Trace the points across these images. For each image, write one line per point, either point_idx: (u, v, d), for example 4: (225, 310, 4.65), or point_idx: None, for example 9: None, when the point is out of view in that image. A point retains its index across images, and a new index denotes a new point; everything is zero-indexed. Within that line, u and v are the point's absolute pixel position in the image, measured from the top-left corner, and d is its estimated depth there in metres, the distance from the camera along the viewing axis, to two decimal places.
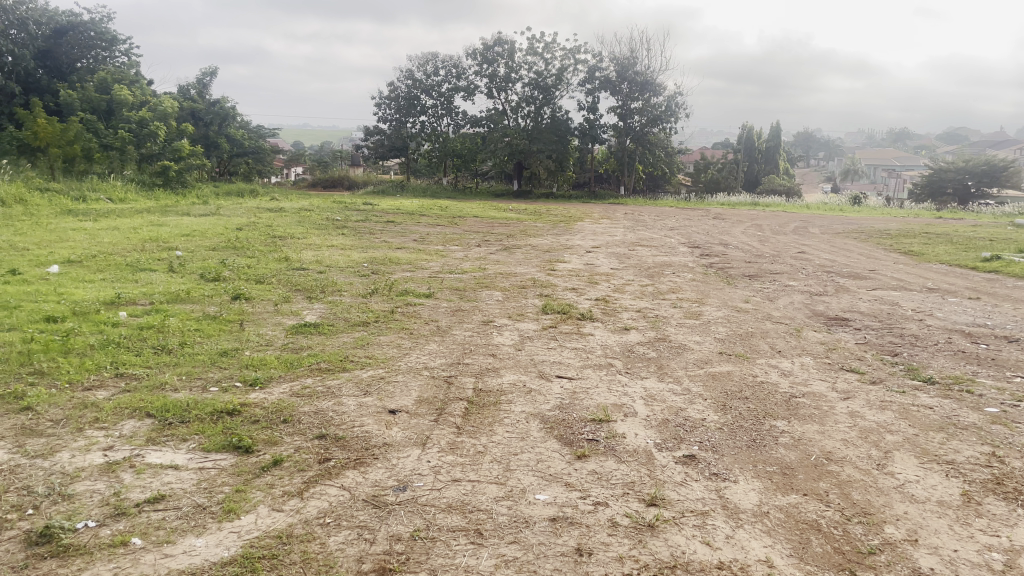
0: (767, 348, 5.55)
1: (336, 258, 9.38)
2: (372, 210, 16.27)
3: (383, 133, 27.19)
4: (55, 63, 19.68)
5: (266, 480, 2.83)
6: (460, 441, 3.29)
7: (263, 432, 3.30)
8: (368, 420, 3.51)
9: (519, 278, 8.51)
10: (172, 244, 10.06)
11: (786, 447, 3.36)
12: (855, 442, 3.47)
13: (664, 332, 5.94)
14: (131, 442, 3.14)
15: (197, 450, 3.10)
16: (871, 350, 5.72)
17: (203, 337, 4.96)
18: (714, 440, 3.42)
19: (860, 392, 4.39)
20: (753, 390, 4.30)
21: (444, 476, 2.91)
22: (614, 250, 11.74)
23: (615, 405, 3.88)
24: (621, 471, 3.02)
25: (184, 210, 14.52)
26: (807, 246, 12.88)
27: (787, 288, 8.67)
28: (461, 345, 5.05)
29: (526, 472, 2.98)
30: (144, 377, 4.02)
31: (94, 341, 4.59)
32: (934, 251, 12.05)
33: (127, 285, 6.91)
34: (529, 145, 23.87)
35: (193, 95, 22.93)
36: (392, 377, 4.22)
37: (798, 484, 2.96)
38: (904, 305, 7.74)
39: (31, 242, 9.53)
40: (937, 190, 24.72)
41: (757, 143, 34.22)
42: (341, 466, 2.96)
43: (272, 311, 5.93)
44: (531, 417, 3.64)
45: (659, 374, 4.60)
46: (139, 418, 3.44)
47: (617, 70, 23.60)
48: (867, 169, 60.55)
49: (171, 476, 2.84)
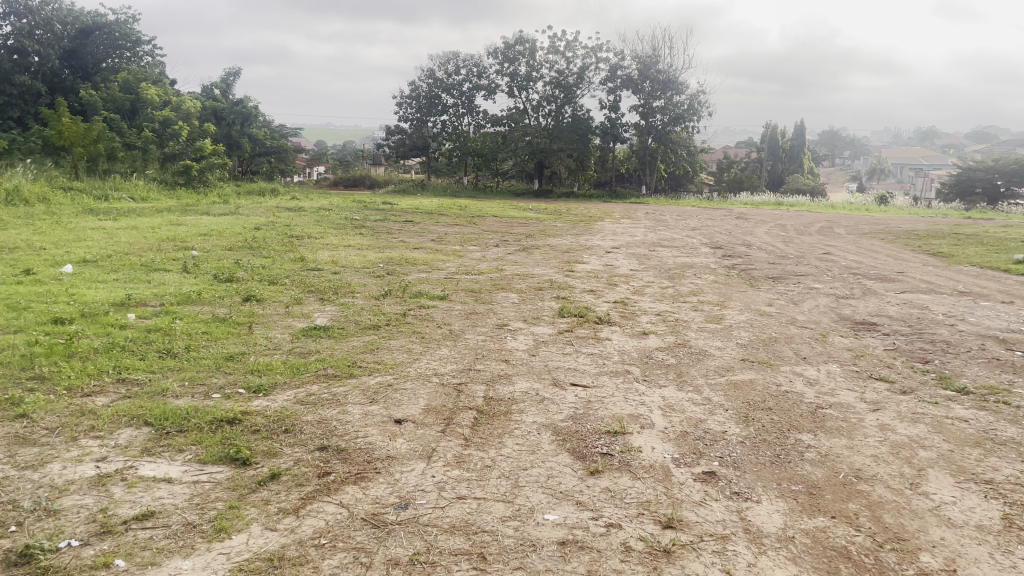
0: (791, 355, 5.34)
1: (352, 258, 9.30)
2: (392, 210, 16.18)
3: (404, 133, 27.06)
4: (80, 63, 19.80)
5: (261, 496, 2.69)
6: (467, 454, 3.14)
7: (262, 443, 3.17)
8: (372, 430, 3.36)
9: (537, 280, 8.34)
10: (189, 244, 10.00)
11: (814, 463, 3.17)
12: (886, 459, 3.27)
13: (684, 336, 5.75)
14: (125, 453, 3.02)
15: (193, 462, 2.97)
16: (901, 358, 5.49)
17: (210, 340, 4.84)
18: (736, 455, 3.23)
19: (891, 403, 4.18)
20: (777, 400, 4.12)
21: (449, 493, 2.76)
22: (635, 250, 11.55)
23: (631, 416, 3.71)
24: (637, 489, 2.85)
25: (205, 209, 14.55)
26: (833, 247, 12.59)
27: (811, 291, 8.44)
28: (474, 350, 4.90)
29: (535, 489, 2.82)
30: (145, 383, 3.91)
31: (98, 345, 4.49)
32: (965, 252, 11.72)
33: (139, 286, 6.84)
34: (550, 144, 23.67)
35: (216, 94, 23.09)
36: (400, 384, 4.07)
37: (826, 505, 2.77)
38: (935, 309, 7.49)
39: (49, 241, 9.53)
40: (965, 190, 24.24)
41: (781, 142, 33.79)
42: (341, 480, 2.82)
43: (283, 313, 5.81)
44: (542, 428, 3.48)
45: (678, 382, 4.42)
46: (136, 426, 3.32)
47: (639, 69, 23.31)
48: (893, 168, 59.72)
49: (164, 490, 2.71)
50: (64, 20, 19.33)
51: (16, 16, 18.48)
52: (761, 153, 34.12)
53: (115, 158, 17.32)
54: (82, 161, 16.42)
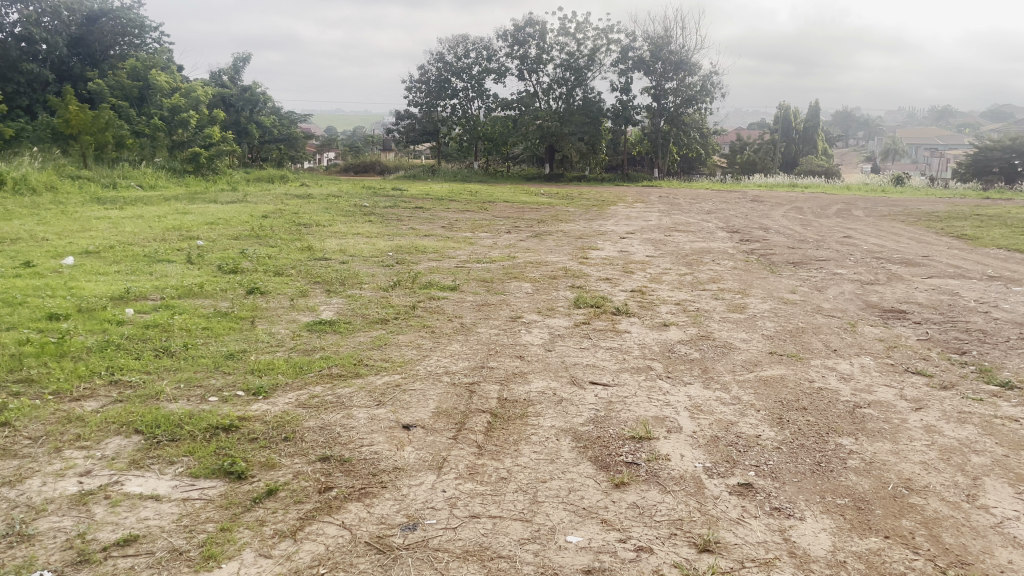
0: (821, 347, 5.06)
1: (360, 246, 9.09)
2: (401, 196, 15.90)
3: (414, 117, 26.71)
4: (88, 51, 19.56)
5: (255, 515, 2.46)
6: (481, 465, 2.90)
7: (260, 453, 2.93)
8: (379, 437, 3.12)
9: (551, 267, 8.08)
10: (194, 233, 9.80)
11: (858, 473, 2.91)
12: (937, 465, 3.00)
13: (707, 328, 5.47)
14: (111, 466, 2.79)
15: (184, 475, 2.73)
16: (936, 348, 5.19)
17: (210, 337, 4.62)
18: (774, 463, 2.98)
19: (934, 401, 3.90)
20: (812, 398, 3.85)
21: (461, 511, 2.52)
22: (650, 235, 11.26)
23: (657, 418, 3.45)
24: (666, 504, 2.60)
25: (213, 197, 14.31)
26: (854, 230, 12.25)
27: (835, 277, 8.13)
28: (486, 345, 4.65)
29: (557, 506, 2.57)
30: (139, 386, 3.69)
31: (91, 343, 4.27)
32: (989, 235, 11.34)
33: (141, 278, 6.62)
34: (560, 128, 23.26)
35: (225, 81, 22.90)
36: (409, 385, 3.82)
37: (876, 523, 2.51)
38: (966, 295, 7.17)
39: (52, 231, 9.34)
40: (982, 169, 23.69)
41: (795, 123, 33.26)
42: (343, 497, 2.59)
43: (287, 307, 5.57)
44: (561, 433, 3.23)
45: (705, 379, 4.15)
46: (125, 434, 3.09)
47: (651, 50, 22.80)
48: (909, 148, 58.83)
49: (150, 510, 2.49)
50: (71, 7, 19.10)
51: (22, 4, 18.26)
52: (775, 134, 33.65)
53: (123, 145, 17.12)
54: (90, 149, 16.10)
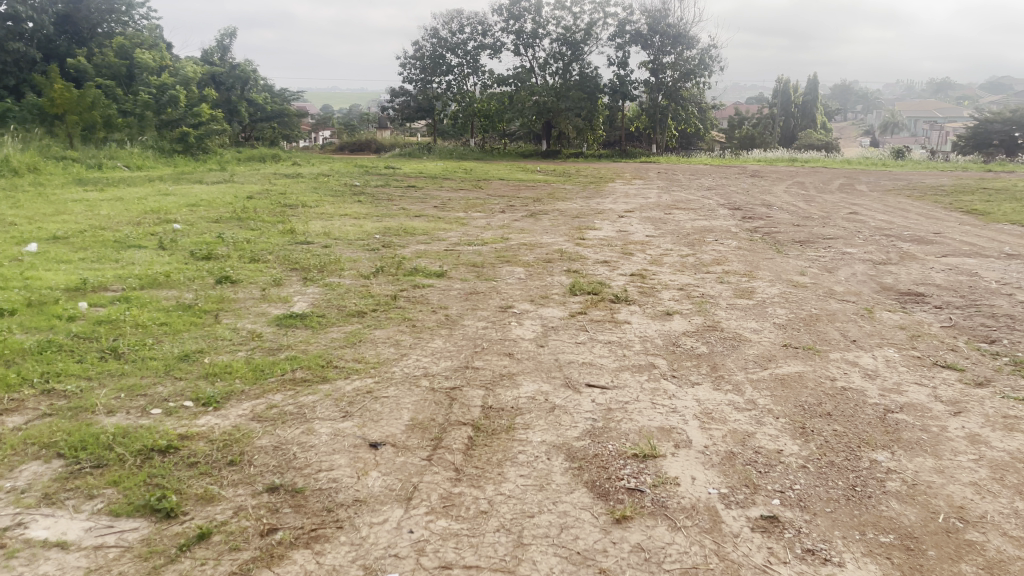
0: (839, 337, 4.62)
1: (346, 228, 8.64)
2: (394, 174, 15.40)
3: (409, 94, 25.72)
4: (74, 29, 18.73)
5: (179, 569, 2.03)
6: (456, 494, 2.46)
7: (197, 483, 2.48)
8: (340, 460, 2.68)
9: (546, 250, 7.63)
10: (173, 216, 9.33)
11: (902, 500, 2.47)
12: (990, 488, 2.57)
13: (713, 317, 5.03)
14: (18, 503, 2.35)
15: (103, 514, 2.29)
16: (963, 337, 4.74)
17: (167, 334, 4.19)
18: (801, 486, 2.55)
19: (972, 403, 3.45)
20: (836, 402, 3.40)
21: (429, 560, 2.08)
22: (649, 213, 10.82)
23: (662, 430, 3.01)
24: (677, 547, 2.17)
25: (199, 177, 13.85)
26: (859, 205, 11.80)
27: (845, 256, 7.66)
28: (472, 341, 4.21)
29: (546, 549, 2.14)
30: (75, 396, 3.24)
31: (29, 344, 3.81)
32: (999, 209, 10.90)
33: (104, 267, 6.14)
34: (557, 103, 22.67)
35: (215, 59, 22.24)
36: (382, 391, 3.38)
37: (931, 569, 2.08)
38: (986, 275, 6.72)
39: (24, 215, 8.83)
40: (981, 142, 23.14)
41: (794, 98, 32.61)
42: (289, 543, 2.15)
43: (258, 298, 5.12)
44: (552, 451, 2.79)
45: (714, 379, 3.72)
46: (44, 459, 2.65)
47: (649, 23, 22.18)
48: (908, 121, 58.14)
49: (53, 564, 2.05)
50: None
51: None
52: (774, 108, 33.11)
53: (111, 125, 16.40)
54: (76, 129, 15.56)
